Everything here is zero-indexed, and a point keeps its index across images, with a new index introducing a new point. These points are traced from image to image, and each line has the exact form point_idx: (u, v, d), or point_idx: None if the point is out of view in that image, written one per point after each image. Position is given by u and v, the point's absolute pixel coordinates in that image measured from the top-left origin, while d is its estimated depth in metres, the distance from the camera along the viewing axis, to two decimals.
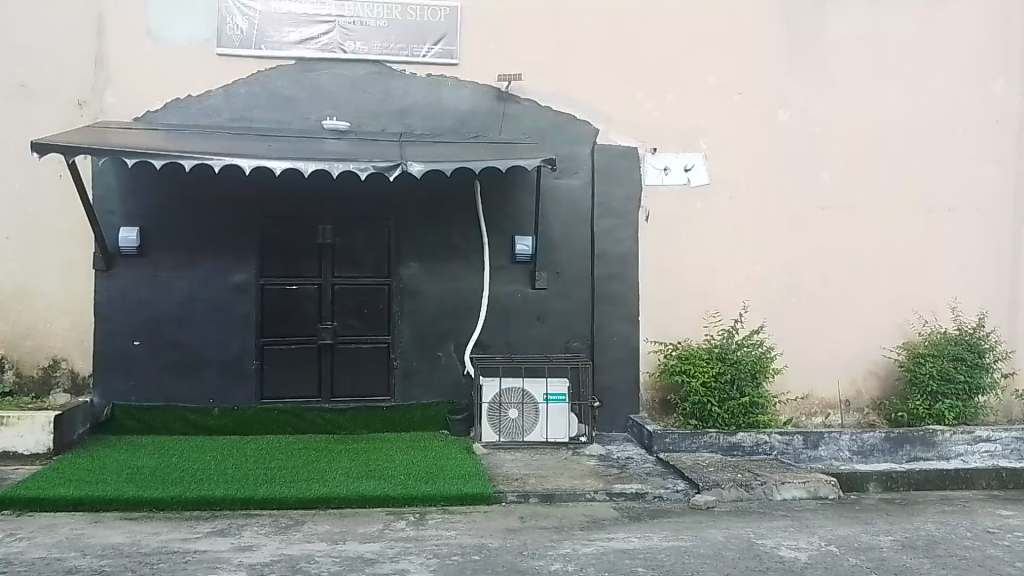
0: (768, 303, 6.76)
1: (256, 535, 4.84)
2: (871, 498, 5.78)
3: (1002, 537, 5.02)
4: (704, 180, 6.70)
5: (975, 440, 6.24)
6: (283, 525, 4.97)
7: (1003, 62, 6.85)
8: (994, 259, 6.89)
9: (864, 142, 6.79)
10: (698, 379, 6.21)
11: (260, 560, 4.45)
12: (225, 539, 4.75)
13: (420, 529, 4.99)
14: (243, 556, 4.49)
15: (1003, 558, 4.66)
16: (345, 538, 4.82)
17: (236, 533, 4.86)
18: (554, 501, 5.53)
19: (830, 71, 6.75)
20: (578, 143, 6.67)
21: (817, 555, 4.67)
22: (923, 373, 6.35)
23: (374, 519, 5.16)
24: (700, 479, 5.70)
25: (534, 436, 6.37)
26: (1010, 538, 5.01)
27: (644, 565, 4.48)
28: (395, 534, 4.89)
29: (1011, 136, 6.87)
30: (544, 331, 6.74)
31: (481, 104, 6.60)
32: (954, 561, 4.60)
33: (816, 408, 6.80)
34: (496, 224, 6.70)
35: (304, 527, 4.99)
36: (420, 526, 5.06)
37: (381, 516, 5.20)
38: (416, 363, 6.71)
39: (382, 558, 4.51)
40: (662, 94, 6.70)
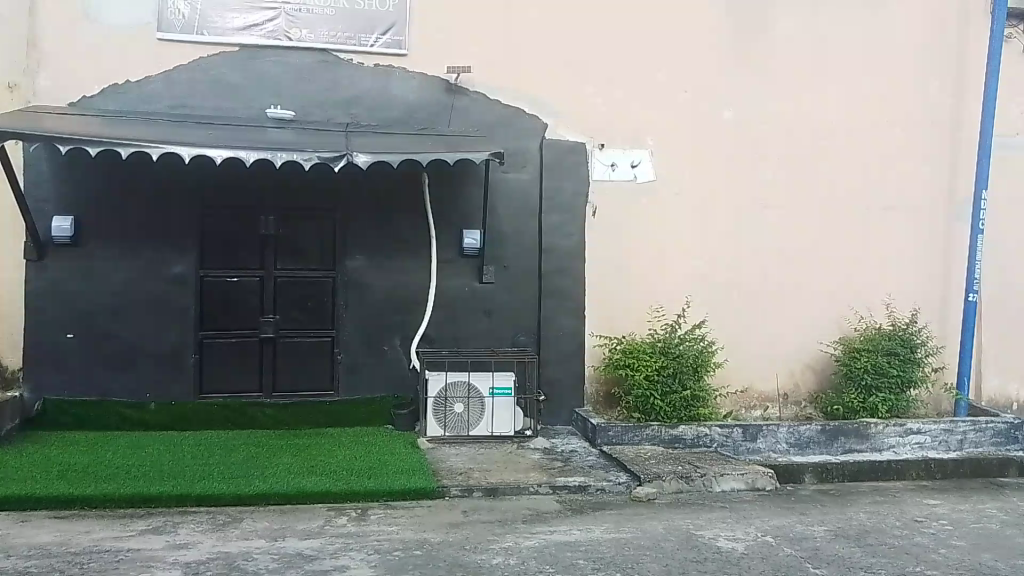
0: (711, 298, 6.89)
1: (193, 532, 4.73)
2: (806, 489, 5.94)
3: (929, 525, 5.22)
4: (651, 176, 6.79)
5: (907, 432, 6.43)
6: (220, 522, 4.88)
7: (938, 65, 7.08)
8: (928, 257, 7.12)
9: (805, 142, 6.95)
10: (642, 373, 6.29)
11: (195, 558, 4.35)
12: (160, 537, 4.64)
13: (362, 525, 4.95)
14: (178, 553, 4.39)
15: (928, 546, 4.85)
16: (285, 534, 4.75)
17: (171, 530, 4.75)
18: (497, 495, 5.54)
19: (773, 70, 6.90)
20: (527, 137, 6.69)
21: (753, 545, 4.78)
22: (858, 367, 6.55)
23: (315, 515, 5.10)
24: (641, 472, 5.78)
25: (480, 430, 6.39)
26: (936, 526, 5.20)
27: (585, 557, 4.52)
28: (337, 530, 4.85)
29: (945, 138, 7.10)
30: (492, 325, 6.74)
31: (429, 97, 6.56)
32: (883, 550, 4.76)
33: (756, 401, 6.97)
34: (443, 217, 6.67)
35: (243, 524, 4.90)
36: (362, 521, 5.03)
37: (322, 512, 5.14)
38: (361, 356, 6.65)
39: (321, 554, 4.45)
40: (611, 90, 6.75)
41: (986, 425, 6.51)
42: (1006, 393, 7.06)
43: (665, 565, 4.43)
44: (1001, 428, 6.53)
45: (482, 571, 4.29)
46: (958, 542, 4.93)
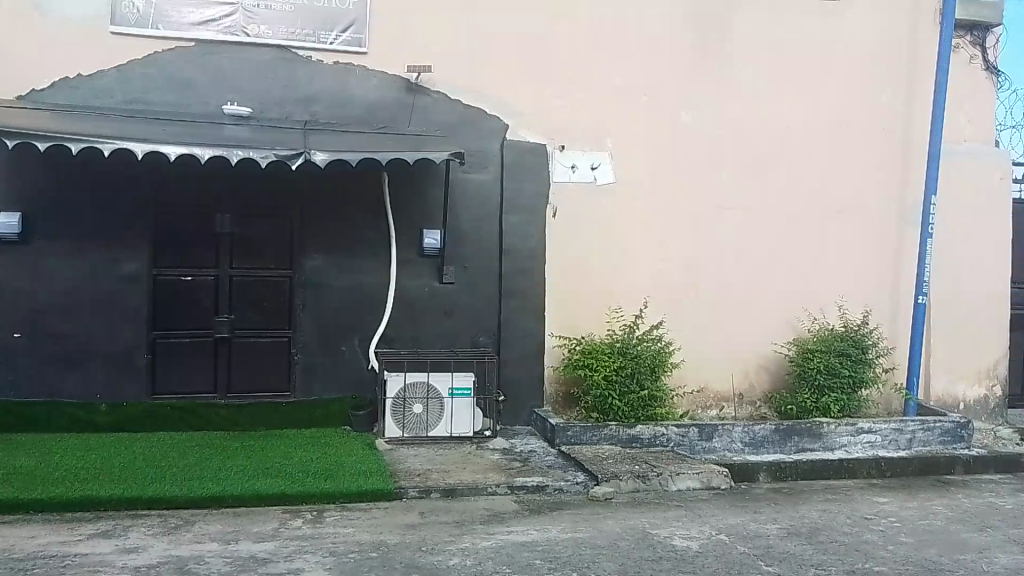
0: (669, 299, 6.96)
1: (143, 536, 4.64)
2: (760, 488, 6.03)
3: (878, 523, 5.34)
4: (610, 178, 6.83)
5: (858, 431, 6.56)
6: (172, 525, 4.79)
7: (890, 72, 7.25)
8: (879, 260, 7.28)
9: (761, 145, 7.07)
10: (600, 373, 6.33)
11: (145, 561, 4.27)
12: (109, 541, 4.54)
13: (317, 527, 4.91)
14: (128, 558, 4.31)
15: (877, 543, 4.96)
16: (238, 537, 4.69)
17: (121, 534, 4.65)
18: (455, 496, 5.53)
19: (730, 75, 7.00)
20: (487, 138, 6.69)
21: (707, 543, 4.85)
22: (811, 367, 6.67)
23: (269, 517, 5.03)
24: (599, 471, 5.82)
25: (439, 431, 6.36)
26: (885, 523, 5.33)
27: (542, 557, 4.54)
28: (292, 532, 4.79)
29: (897, 144, 7.27)
30: (451, 325, 6.73)
31: (389, 95, 6.52)
32: (834, 547, 4.86)
33: (711, 401, 7.06)
34: (403, 216, 6.63)
35: (195, 527, 4.82)
36: (317, 523, 4.98)
37: (276, 514, 5.08)
38: (318, 357, 6.57)
39: (275, 557, 4.40)
40: (571, 92, 6.79)
41: (934, 424, 6.67)
42: (953, 392, 7.25)
43: (621, 564, 4.47)
44: (949, 427, 6.70)
45: (439, 572, 4.27)
46: (905, 538, 5.05)
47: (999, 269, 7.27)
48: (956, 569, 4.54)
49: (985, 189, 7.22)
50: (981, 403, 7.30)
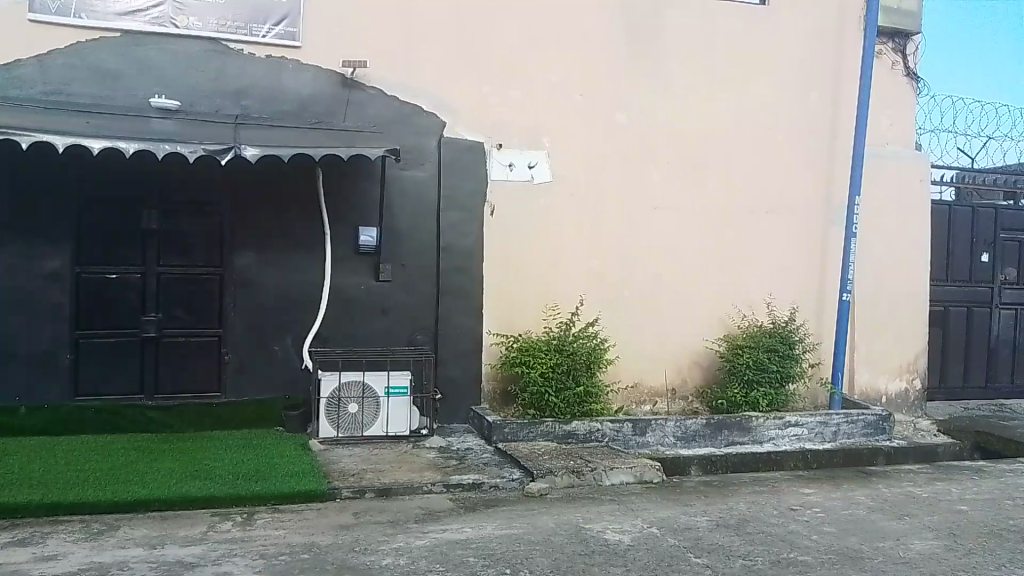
0: (604, 297, 7.05)
1: (63, 543, 4.48)
2: (691, 481, 6.16)
3: (803, 513, 5.52)
4: (547, 177, 6.88)
5: (785, 425, 6.76)
6: (94, 531, 4.64)
7: (816, 76, 7.48)
8: (806, 259, 7.51)
9: (694, 146, 7.21)
10: (537, 370, 6.37)
11: (66, 569, 4.13)
12: (25, 549, 4.36)
13: (247, 530, 4.81)
14: (46, 566, 4.15)
15: (801, 532, 5.12)
16: (165, 542, 4.57)
17: (39, 541, 4.48)
18: (390, 495, 5.49)
19: (665, 76, 7.12)
20: (424, 134, 6.64)
21: (639, 536, 4.93)
22: (741, 363, 6.85)
23: (197, 521, 4.92)
24: (534, 467, 5.86)
25: (374, 430, 6.30)
26: (808, 513, 5.51)
27: (476, 554, 4.55)
28: (221, 536, 4.69)
29: (822, 146, 7.51)
30: (388, 324, 6.68)
31: (324, 90, 6.42)
32: (761, 537, 5.01)
33: (645, 396, 7.18)
34: (339, 213, 6.55)
35: (119, 532, 4.67)
36: (248, 526, 4.89)
37: (205, 518, 4.96)
38: (250, 357, 6.44)
39: (203, 561, 4.30)
40: (508, 91, 6.81)
41: (857, 417, 6.92)
42: (875, 386, 7.53)
43: (554, 560, 4.51)
44: (871, 420, 6.96)
45: (371, 573, 4.24)
46: (827, 528, 5.23)
47: (918, 267, 7.58)
48: (874, 556, 4.72)
49: (904, 191, 7.52)
50: (902, 396, 7.59)
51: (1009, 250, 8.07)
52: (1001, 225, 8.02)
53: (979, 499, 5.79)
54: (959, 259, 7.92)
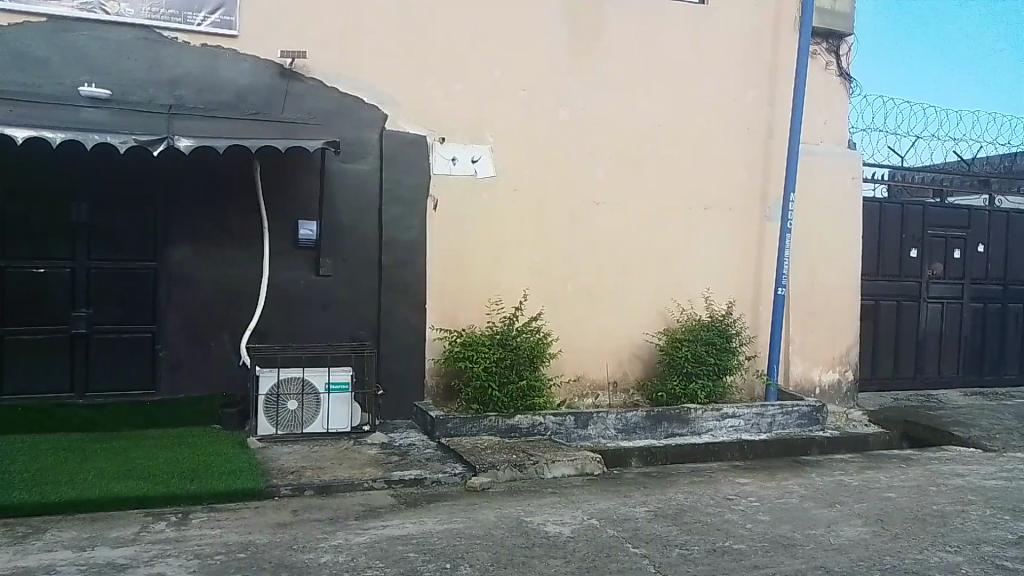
0: (547, 291, 7.09)
1: None
2: (632, 472, 6.25)
3: (738, 502, 5.64)
4: (490, 171, 6.87)
5: (723, 416, 6.90)
6: (19, 535, 4.47)
7: (753, 75, 7.63)
8: (743, 254, 7.67)
9: (635, 143, 7.29)
10: (480, 365, 6.37)
11: None
12: None
13: (182, 530, 4.70)
14: None
15: (736, 521, 5.24)
16: (94, 543, 4.43)
17: None
18: (330, 492, 5.43)
19: (607, 73, 7.18)
20: (366, 127, 6.57)
21: (579, 528, 4.98)
22: (680, 356, 6.97)
23: (130, 521, 4.79)
24: (476, 462, 5.86)
25: (314, 427, 6.22)
26: (744, 503, 5.64)
27: (416, 550, 4.53)
28: (154, 536, 4.57)
29: (759, 144, 7.67)
30: (329, 319, 6.58)
31: (262, 81, 6.29)
32: (697, 527, 5.10)
33: (588, 389, 7.24)
34: (278, 207, 6.43)
35: (45, 535, 4.52)
36: (182, 525, 4.77)
37: (137, 518, 4.83)
38: (186, 353, 6.27)
39: (134, 563, 4.19)
40: (450, 84, 6.77)
41: (792, 408, 7.12)
42: (809, 378, 7.74)
43: (495, 553, 4.52)
44: (805, 411, 7.16)
45: (310, 571, 4.19)
46: (762, 516, 5.36)
47: (849, 262, 7.81)
48: (805, 543, 4.86)
49: (837, 188, 7.74)
50: (835, 387, 7.82)
51: (935, 245, 8.38)
52: (928, 222, 8.32)
53: (905, 486, 6.00)
54: (889, 255, 8.20)
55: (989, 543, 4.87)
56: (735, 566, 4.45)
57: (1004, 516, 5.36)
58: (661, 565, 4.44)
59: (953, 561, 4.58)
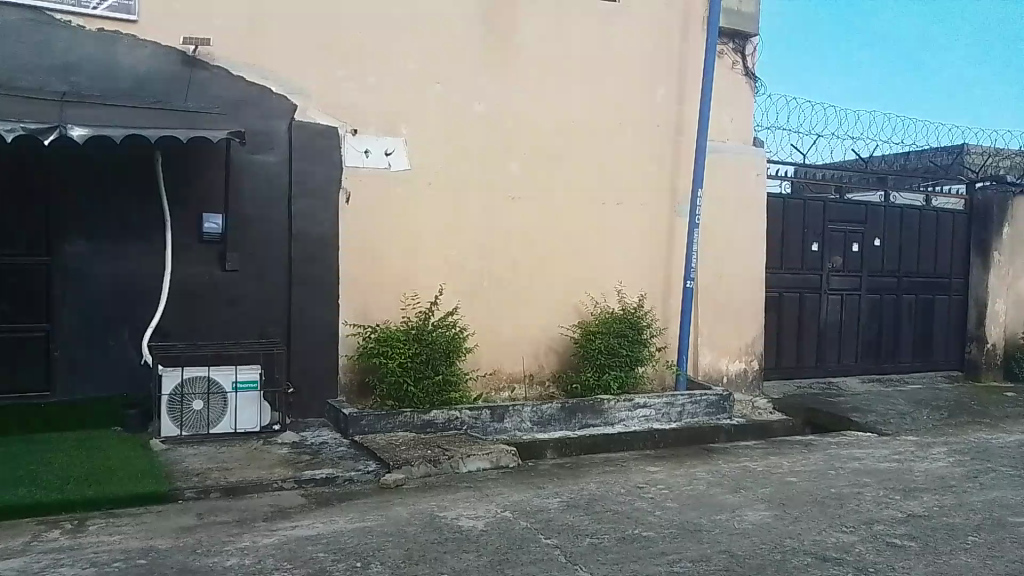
0: (463, 286, 7.06)
1: None
2: (546, 463, 6.29)
3: (649, 490, 5.76)
4: (404, 164, 6.79)
5: (635, 406, 7.04)
6: None
7: (663, 72, 7.77)
8: (654, 248, 7.82)
9: (549, 138, 7.34)
10: (395, 360, 6.29)
11: None
12: None
13: (77, 537, 4.47)
14: None
15: (646, 509, 5.35)
16: None
17: None
18: (237, 494, 5.26)
19: (520, 68, 7.20)
20: (275, 118, 6.39)
21: (492, 522, 4.98)
22: (593, 348, 7.07)
23: (20, 530, 4.52)
24: (390, 458, 5.78)
25: (221, 427, 6.01)
26: (654, 490, 5.76)
27: (326, 549, 4.43)
28: (46, 545, 4.34)
29: (669, 139, 7.82)
30: (236, 316, 6.37)
31: (163, 69, 6.04)
32: (609, 516, 5.19)
33: (504, 382, 7.27)
34: (181, 200, 6.17)
35: None
36: (78, 533, 4.54)
37: (29, 527, 4.57)
38: (83, 353, 5.97)
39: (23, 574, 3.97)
40: (362, 76, 6.65)
41: (700, 397, 7.31)
42: (717, 367, 7.96)
43: (407, 549, 4.47)
44: (713, 400, 7.37)
45: None
46: (670, 503, 5.49)
47: (754, 255, 8.08)
48: (712, 528, 5.00)
49: (742, 183, 7.98)
50: (742, 376, 8.08)
51: (835, 240, 8.75)
52: (829, 217, 8.68)
53: (806, 470, 6.26)
54: (792, 248, 8.51)
55: (881, 522, 5.13)
56: (644, 553, 4.53)
57: (896, 496, 5.65)
58: (572, 555, 4.48)
59: (848, 540, 4.79)
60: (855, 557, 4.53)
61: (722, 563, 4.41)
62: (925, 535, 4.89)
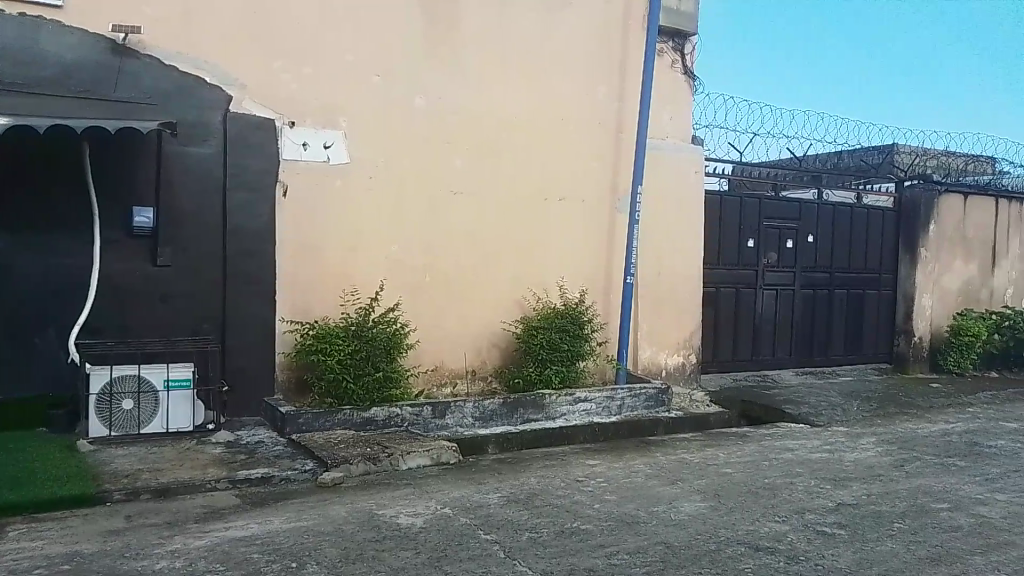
0: (405, 282, 6.99)
1: None
2: (488, 459, 6.27)
3: (588, 483, 5.79)
4: (343, 158, 6.67)
5: (576, 400, 7.07)
6: None
7: (604, 70, 7.82)
8: (596, 244, 7.87)
9: (491, 134, 7.31)
10: (334, 357, 6.20)
11: None
12: None
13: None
14: None
15: (586, 502, 5.38)
16: None
17: None
18: (169, 495, 5.10)
19: (462, 62, 7.15)
20: (208, 110, 6.21)
21: (431, 519, 4.94)
22: (535, 343, 7.09)
23: None
24: (328, 457, 5.69)
25: (152, 427, 5.83)
26: (593, 484, 5.79)
27: (260, 550, 4.33)
28: None
29: (610, 137, 7.88)
30: (168, 312, 6.17)
31: (90, 57, 5.81)
32: (549, 510, 5.19)
33: (446, 378, 7.23)
34: (110, 192, 5.96)
35: None
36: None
37: None
38: (5, 352, 5.72)
39: None
40: (300, 67, 6.51)
41: (640, 391, 7.39)
42: (656, 361, 8.07)
43: (344, 548, 4.40)
44: (652, 393, 7.46)
45: None
46: (609, 496, 5.53)
47: (693, 251, 8.19)
48: (649, 520, 5.06)
49: (681, 181, 8.08)
50: (680, 370, 8.20)
51: (770, 236, 8.94)
52: (764, 214, 8.87)
53: (741, 461, 6.38)
54: (729, 245, 8.67)
55: (812, 511, 5.26)
56: (582, 546, 4.56)
57: (826, 486, 5.80)
58: (511, 550, 4.47)
59: (780, 530, 4.90)
60: (787, 546, 4.63)
61: (659, 554, 4.46)
62: (853, 523, 5.04)
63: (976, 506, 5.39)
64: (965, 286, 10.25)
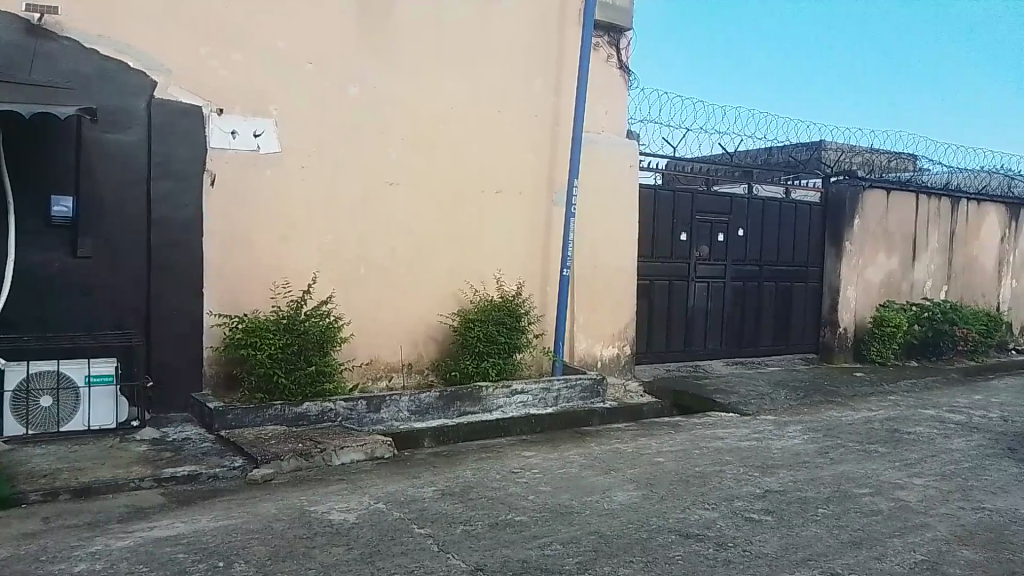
0: (339, 274, 6.87)
1: None
2: (423, 452, 6.21)
3: (523, 475, 5.80)
4: (274, 147, 6.51)
5: (512, 392, 7.08)
6: None
7: (540, 63, 7.83)
8: (532, 237, 7.88)
9: (428, 125, 7.24)
10: (265, 352, 6.05)
11: None
12: None
13: None
14: None
15: (520, 494, 5.38)
16: None
17: None
18: (90, 495, 4.90)
19: (398, 53, 7.06)
20: (132, 95, 5.99)
21: (365, 514, 4.87)
22: (472, 336, 7.06)
23: None
24: (258, 454, 5.55)
25: (73, 425, 5.60)
26: (528, 475, 5.80)
27: (186, 550, 4.20)
28: None
29: (545, 129, 7.90)
30: (89, 305, 5.94)
31: (4, 37, 5.56)
32: (483, 502, 5.18)
33: (381, 371, 7.15)
34: (26, 180, 5.70)
35: None
36: None
37: None
38: None
39: None
40: (229, 54, 6.31)
41: (575, 382, 7.43)
42: (591, 353, 8.13)
43: (274, 546, 4.29)
44: (587, 384, 7.50)
45: None
46: (543, 487, 5.54)
47: (628, 244, 8.28)
48: (583, 510, 5.09)
49: (616, 174, 8.15)
50: (614, 361, 8.28)
51: (702, 229, 9.11)
52: (696, 208, 9.02)
53: (673, 450, 6.48)
54: (662, 238, 8.78)
55: (740, 498, 5.36)
56: (516, 538, 4.55)
57: (755, 473, 5.93)
58: (445, 543, 4.44)
59: (709, 517, 4.99)
60: (715, 532, 4.72)
61: (591, 544, 4.49)
62: (779, 509, 5.16)
63: (895, 490, 5.58)
64: (886, 279, 10.61)
